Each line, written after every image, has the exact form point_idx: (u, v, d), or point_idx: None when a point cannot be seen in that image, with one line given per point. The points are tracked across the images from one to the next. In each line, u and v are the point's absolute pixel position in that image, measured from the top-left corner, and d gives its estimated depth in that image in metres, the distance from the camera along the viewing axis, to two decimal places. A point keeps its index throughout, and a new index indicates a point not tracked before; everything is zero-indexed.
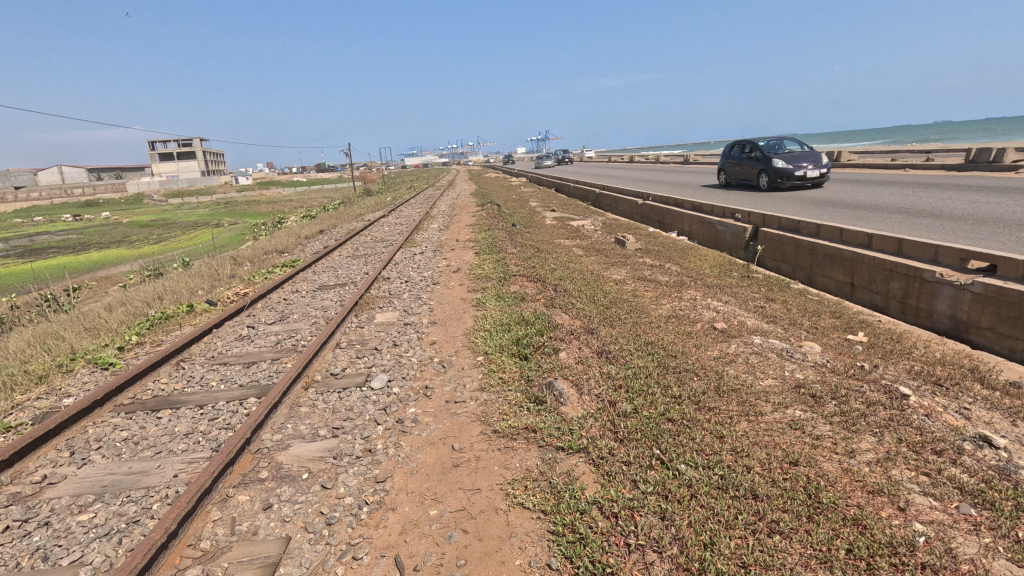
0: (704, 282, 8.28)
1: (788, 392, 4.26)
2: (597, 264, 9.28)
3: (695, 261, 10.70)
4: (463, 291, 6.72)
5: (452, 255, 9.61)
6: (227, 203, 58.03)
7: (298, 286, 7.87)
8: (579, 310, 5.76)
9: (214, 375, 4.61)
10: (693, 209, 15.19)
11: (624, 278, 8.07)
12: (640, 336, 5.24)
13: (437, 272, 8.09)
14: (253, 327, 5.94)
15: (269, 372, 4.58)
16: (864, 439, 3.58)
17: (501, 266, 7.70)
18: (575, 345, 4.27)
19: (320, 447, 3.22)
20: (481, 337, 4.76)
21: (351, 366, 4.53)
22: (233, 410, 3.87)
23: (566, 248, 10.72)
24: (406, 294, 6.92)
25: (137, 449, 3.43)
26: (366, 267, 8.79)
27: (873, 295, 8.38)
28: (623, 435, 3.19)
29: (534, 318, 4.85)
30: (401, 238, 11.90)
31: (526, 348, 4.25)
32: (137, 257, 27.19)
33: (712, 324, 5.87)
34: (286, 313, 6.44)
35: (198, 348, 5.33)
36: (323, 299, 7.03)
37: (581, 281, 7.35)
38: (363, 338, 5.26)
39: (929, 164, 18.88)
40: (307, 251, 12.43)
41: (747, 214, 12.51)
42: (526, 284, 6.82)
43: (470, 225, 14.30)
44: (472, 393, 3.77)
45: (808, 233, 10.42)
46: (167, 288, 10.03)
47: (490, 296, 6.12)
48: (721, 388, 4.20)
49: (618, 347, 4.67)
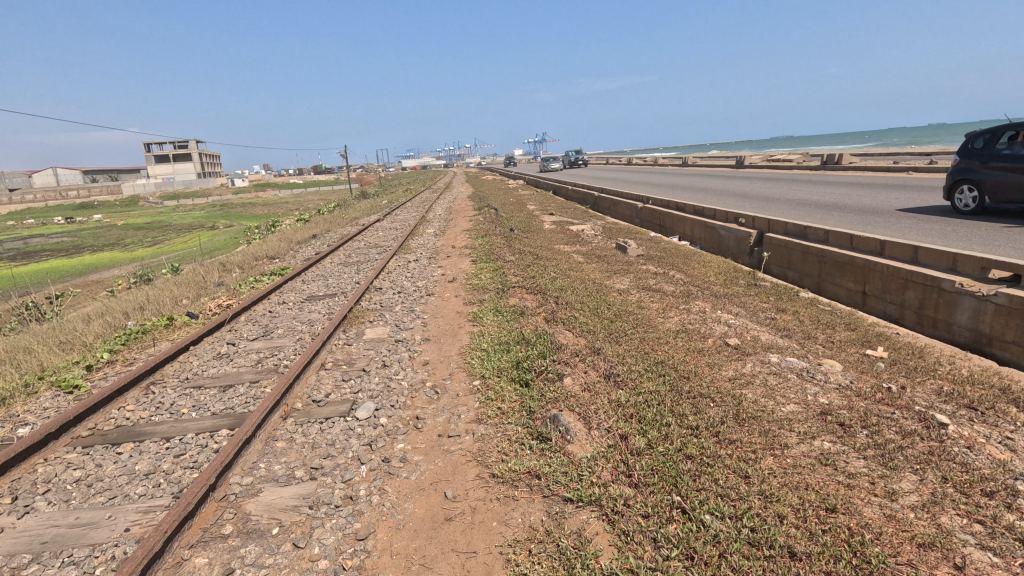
0: (711, 291, 7.91)
1: (813, 420, 3.89)
2: (599, 272, 8.91)
3: (699, 268, 10.33)
4: (458, 303, 6.34)
5: (447, 262, 9.23)
6: (223, 206, 57.51)
7: (285, 297, 7.46)
8: (582, 325, 5.38)
9: (186, 400, 4.23)
10: (695, 213, 14.84)
11: (628, 288, 7.69)
12: (649, 356, 4.86)
13: (432, 282, 7.70)
14: (233, 343, 5.54)
15: (246, 397, 4.19)
16: (905, 478, 3.21)
17: (499, 276, 7.32)
18: (580, 369, 3.90)
19: (295, 494, 2.83)
20: (477, 358, 4.38)
21: (336, 391, 4.14)
22: (201, 444, 3.48)
23: (566, 255, 10.34)
24: (399, 306, 6.54)
25: (87, 494, 3.03)
26: (358, 276, 8.41)
27: (886, 305, 8.05)
28: (638, 480, 2.81)
29: (535, 336, 4.48)
30: (396, 245, 11.52)
31: (527, 373, 3.88)
32: (129, 261, 26.73)
33: (725, 340, 5.49)
34: (270, 328, 6.04)
35: (172, 368, 4.93)
36: (310, 312, 6.63)
37: (584, 292, 6.97)
38: (351, 358, 4.87)
39: (933, 167, 18.58)
40: (299, 257, 12.03)
41: (751, 218, 12.16)
42: (525, 296, 6.44)
43: (468, 230, 13.91)
44: (468, 426, 3.39)
45: (816, 239, 10.08)
46: (150, 296, 9.61)
47: (487, 310, 5.74)
48: (741, 417, 3.83)
49: (627, 370, 4.30)
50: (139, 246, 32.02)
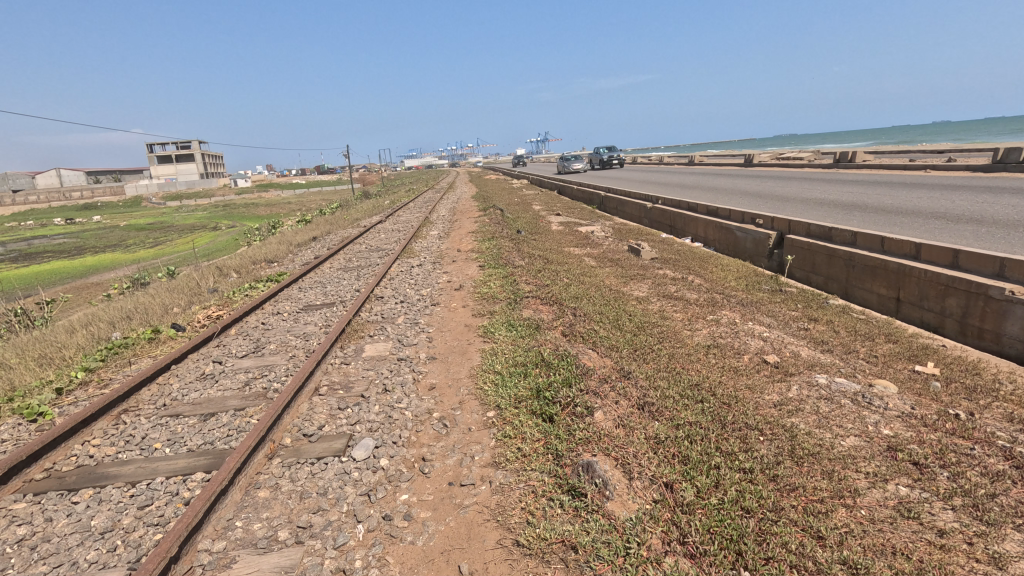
0: (736, 298, 7.38)
1: (881, 458, 3.36)
2: (614, 277, 8.38)
3: (718, 272, 9.80)
4: (466, 315, 5.82)
5: (453, 268, 8.71)
6: (225, 207, 57.22)
7: (280, 307, 6.96)
8: (606, 343, 4.85)
9: (159, 433, 3.71)
10: (709, 214, 14.28)
11: (648, 296, 7.15)
12: (682, 377, 4.32)
13: (437, 290, 7.19)
14: (220, 361, 5.01)
15: (228, 430, 3.67)
16: (1009, 536, 2.66)
17: (509, 284, 6.80)
18: (611, 401, 3.37)
19: (276, 566, 2.32)
20: (492, 386, 3.86)
21: (331, 423, 3.62)
22: (172, 492, 2.97)
23: (578, 259, 9.80)
24: (402, 318, 6.02)
25: (29, 561, 2.52)
26: (358, 283, 7.91)
27: (923, 313, 7.50)
28: (696, 550, 2.28)
29: (556, 358, 3.95)
30: (398, 248, 11.04)
31: (550, 405, 3.35)
32: (132, 262, 26.45)
33: (763, 358, 4.95)
34: (262, 343, 5.53)
35: (150, 392, 4.42)
36: (305, 324, 6.12)
37: (601, 301, 6.44)
38: (349, 381, 4.35)
39: (952, 165, 17.98)
40: (297, 261, 11.53)
41: (770, 218, 11.61)
42: (538, 306, 5.92)
43: (473, 232, 13.42)
44: (484, 473, 2.88)
45: (842, 241, 9.54)
46: (140, 303, 9.13)
47: (499, 323, 5.23)
48: (799, 457, 3.30)
49: (662, 398, 3.76)
50: (140, 247, 31.70)
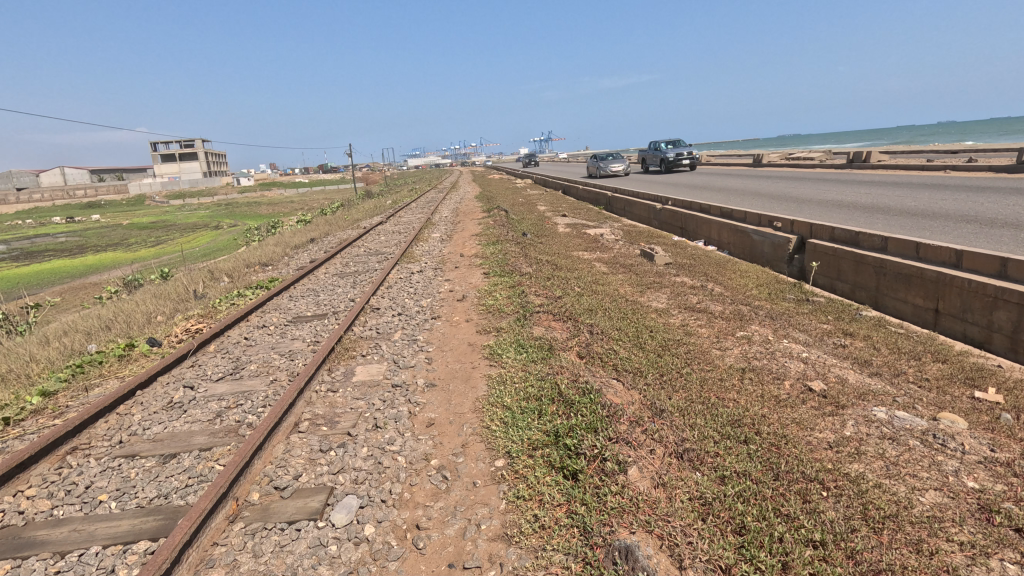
0: (763, 311, 6.78)
1: (973, 523, 2.76)
2: (628, 286, 7.79)
3: (738, 279, 9.19)
4: (469, 332, 5.23)
5: (456, 275, 8.15)
6: (227, 205, 56.66)
7: (267, 319, 6.39)
8: (631, 372, 4.24)
9: (107, 481, 3.14)
10: (723, 216, 13.68)
11: (668, 308, 6.56)
12: (721, 413, 3.72)
13: (437, 301, 6.60)
14: (192, 387, 4.43)
15: (186, 477, 3.10)
16: None
17: (516, 295, 6.22)
18: (647, 451, 2.77)
19: None
20: (501, 427, 3.27)
21: (309, 473, 3.05)
22: (106, 568, 2.41)
23: (589, 265, 9.21)
24: (398, 334, 5.44)
25: None
26: (354, 291, 7.36)
27: (967, 326, 6.89)
28: None
29: (576, 394, 3.35)
30: (398, 251, 10.49)
31: (572, 459, 2.77)
32: (130, 262, 25.92)
33: (807, 385, 4.35)
34: (242, 363, 4.95)
35: (106, 424, 3.85)
36: (292, 340, 5.56)
37: (618, 315, 5.85)
38: (334, 414, 3.76)
39: (973, 165, 17.31)
40: (292, 265, 10.96)
41: (790, 222, 11.01)
42: (548, 321, 5.35)
43: (477, 235, 12.90)
44: (492, 551, 2.31)
45: (871, 246, 8.92)
46: (123, 311, 8.57)
47: (506, 343, 4.65)
48: (876, 522, 2.71)
49: (702, 443, 3.17)
50: (140, 246, 31.20)
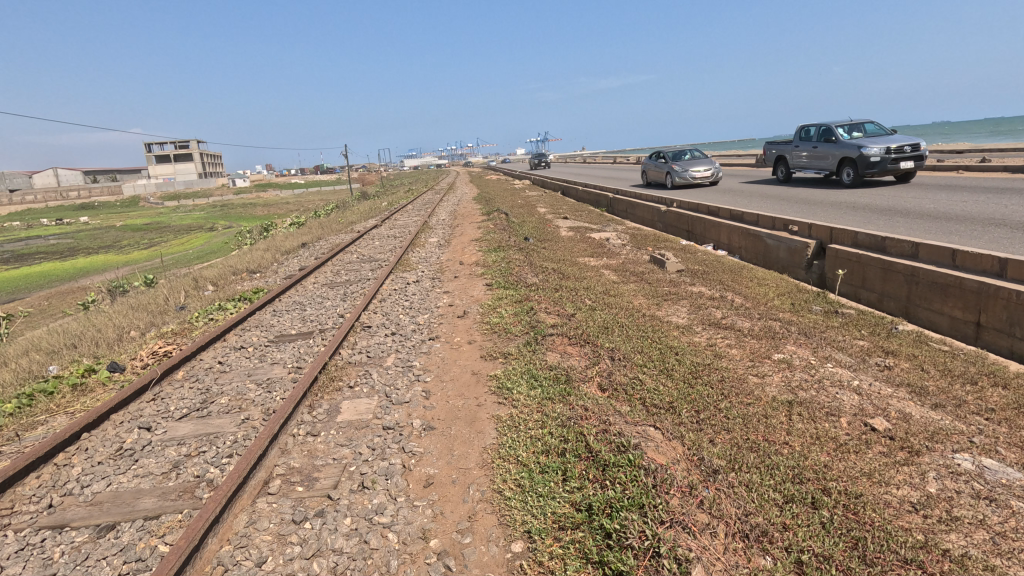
0: (794, 327, 6.15)
1: None
2: (643, 298, 7.16)
3: (757, 288, 8.56)
4: (472, 357, 4.61)
5: (456, 286, 7.56)
6: (222, 206, 55.96)
7: (247, 338, 5.74)
8: (665, 417, 3.59)
9: (22, 567, 2.51)
10: (733, 219, 13.10)
11: (691, 324, 5.93)
12: (780, 470, 3.07)
13: (435, 317, 5.97)
14: (149, 428, 3.77)
15: (121, 562, 2.47)
16: None
17: (524, 312, 5.61)
18: (710, 539, 2.16)
19: None
20: (518, 495, 2.64)
21: (275, 560, 2.41)
22: None
23: (599, 274, 8.56)
24: (391, 359, 4.79)
25: None
26: (344, 305, 6.73)
27: (1014, 342, 6.29)
28: None
29: (610, 451, 2.71)
30: (394, 258, 9.89)
31: (615, 553, 2.15)
32: (123, 264, 25.23)
33: (867, 423, 3.72)
34: (212, 395, 4.30)
35: (36, 481, 3.18)
36: (272, 365, 4.92)
37: (639, 336, 5.21)
38: (314, 469, 3.12)
39: (987, 165, 16.79)
40: (280, 274, 10.32)
41: (807, 226, 10.43)
42: (560, 344, 4.74)
43: (477, 239, 12.30)
44: None
45: (899, 253, 8.32)
46: (96, 324, 7.91)
47: (516, 374, 4.01)
48: None
49: (769, 516, 2.55)
50: (134, 248, 30.60)
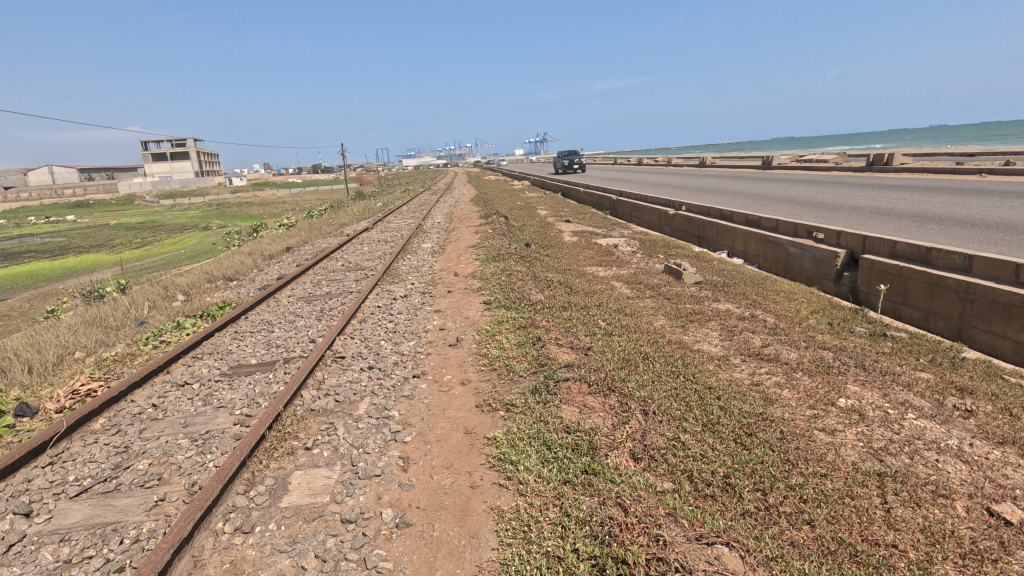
0: (847, 357, 5.16)
1: None
2: (665, 319, 6.17)
3: (787, 304, 7.60)
4: (465, 407, 3.65)
5: (449, 304, 6.57)
6: (217, 205, 55.03)
7: (194, 370, 4.76)
8: (728, 512, 2.64)
9: None
10: (750, 224, 12.15)
11: (729, 357, 4.94)
12: None
13: (421, 346, 5.01)
14: (29, 514, 2.80)
15: None
16: None
17: (527, 345, 4.64)
18: None
19: None
20: None
21: None
22: None
23: (610, 288, 7.58)
24: (365, 407, 3.81)
25: None
26: (317, 326, 5.77)
27: None
28: None
29: None
30: (383, 266, 8.93)
31: None
32: (110, 263, 24.33)
33: (993, 511, 2.77)
34: (130, 458, 3.33)
35: None
36: (217, 410, 3.96)
37: (671, 374, 4.22)
38: None
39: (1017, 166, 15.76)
40: (257, 283, 9.36)
41: (837, 233, 9.46)
42: (573, 390, 3.80)
43: (475, 246, 11.35)
44: None
45: (949, 265, 7.33)
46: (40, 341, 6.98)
47: (521, 442, 3.02)
48: None
49: None
50: (124, 246, 29.70)
